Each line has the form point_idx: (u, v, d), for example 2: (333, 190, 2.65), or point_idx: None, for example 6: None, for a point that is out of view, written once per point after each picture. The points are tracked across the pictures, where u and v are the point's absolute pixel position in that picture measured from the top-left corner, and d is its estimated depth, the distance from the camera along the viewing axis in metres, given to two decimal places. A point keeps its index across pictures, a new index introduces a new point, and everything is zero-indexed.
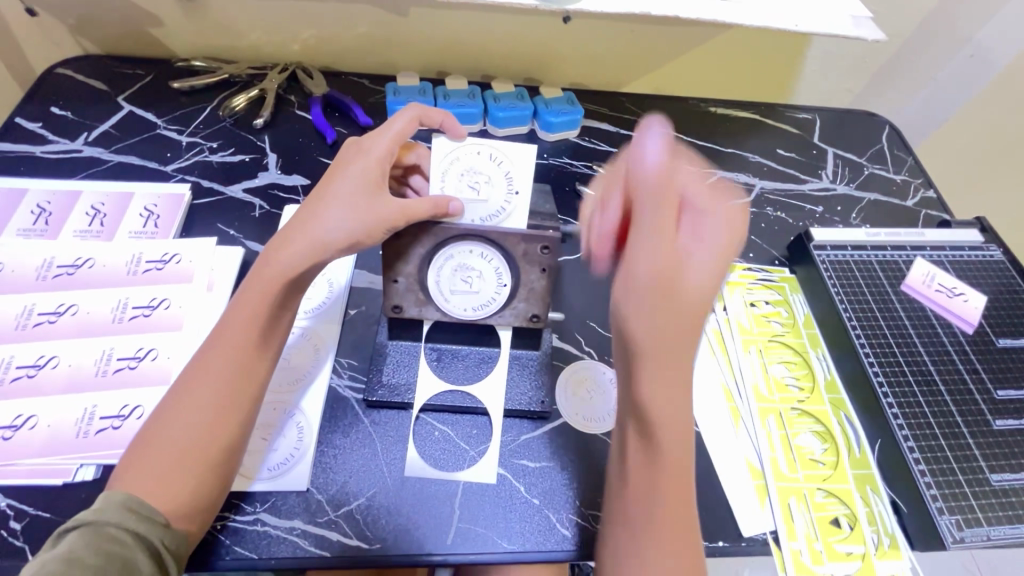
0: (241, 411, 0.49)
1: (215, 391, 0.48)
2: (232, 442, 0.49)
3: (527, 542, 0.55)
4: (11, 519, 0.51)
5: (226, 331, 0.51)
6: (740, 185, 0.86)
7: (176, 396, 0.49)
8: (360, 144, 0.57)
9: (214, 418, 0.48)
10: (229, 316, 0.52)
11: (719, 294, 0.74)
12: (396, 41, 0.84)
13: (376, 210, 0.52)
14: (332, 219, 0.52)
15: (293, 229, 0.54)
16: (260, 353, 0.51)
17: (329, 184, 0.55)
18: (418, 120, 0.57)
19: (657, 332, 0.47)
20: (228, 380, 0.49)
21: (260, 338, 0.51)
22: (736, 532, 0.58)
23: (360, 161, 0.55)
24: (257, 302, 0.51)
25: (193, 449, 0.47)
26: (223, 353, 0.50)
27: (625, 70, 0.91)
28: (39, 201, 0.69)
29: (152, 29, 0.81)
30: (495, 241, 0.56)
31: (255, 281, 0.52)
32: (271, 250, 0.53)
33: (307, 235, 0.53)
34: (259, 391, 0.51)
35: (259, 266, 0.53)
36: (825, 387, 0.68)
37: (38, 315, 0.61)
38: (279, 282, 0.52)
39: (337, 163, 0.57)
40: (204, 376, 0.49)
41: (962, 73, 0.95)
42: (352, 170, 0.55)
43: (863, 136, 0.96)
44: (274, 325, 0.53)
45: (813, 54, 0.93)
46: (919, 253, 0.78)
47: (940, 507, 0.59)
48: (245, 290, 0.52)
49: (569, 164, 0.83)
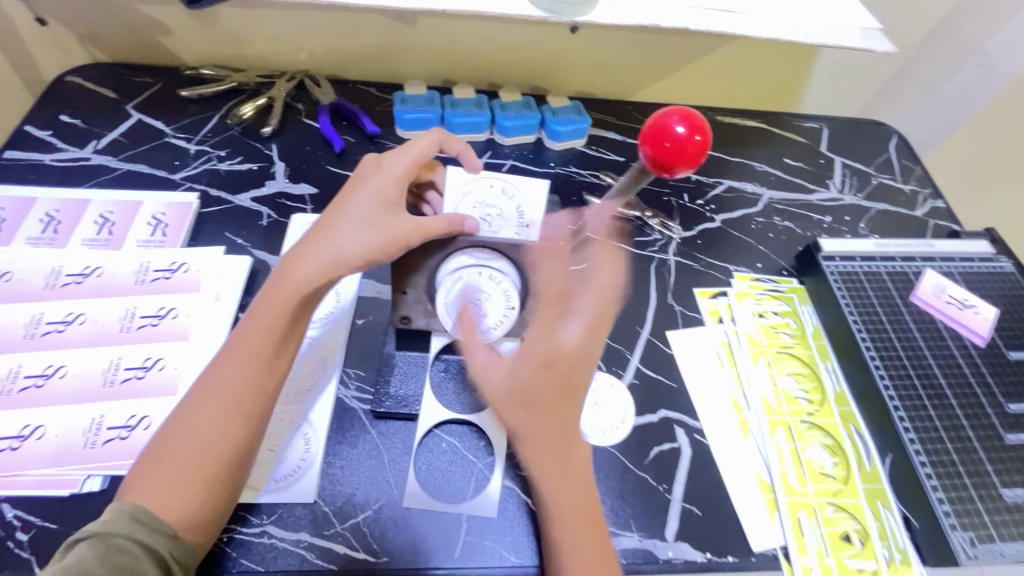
0: (252, 425, 0.49)
1: (225, 404, 0.48)
2: (242, 456, 0.48)
3: (535, 555, 0.54)
4: (18, 530, 0.51)
5: (239, 344, 0.51)
6: (748, 195, 0.86)
7: (188, 407, 0.48)
8: (379, 161, 0.57)
9: (223, 431, 0.47)
10: (242, 329, 0.52)
11: (727, 305, 0.74)
12: (404, 50, 0.84)
13: (394, 229, 0.53)
14: (349, 235, 0.52)
15: (308, 243, 0.54)
16: (273, 367, 0.51)
17: (347, 199, 0.55)
18: (438, 143, 0.59)
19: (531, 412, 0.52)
20: (238, 393, 0.49)
21: (272, 351, 0.51)
22: (746, 547, 0.58)
23: (379, 179, 0.55)
24: (271, 316, 0.51)
25: (202, 463, 0.46)
26: (233, 367, 0.50)
27: (632, 79, 0.91)
28: (48, 209, 0.69)
29: (162, 37, 0.82)
30: (504, 252, 0.59)
31: (271, 294, 0.52)
32: (286, 263, 0.53)
33: (321, 250, 0.53)
34: (271, 405, 0.51)
35: (275, 279, 0.53)
36: (835, 399, 0.68)
37: (46, 323, 0.61)
38: (292, 297, 0.52)
39: (353, 178, 0.57)
40: (214, 389, 0.49)
41: (971, 83, 0.94)
42: (371, 187, 0.55)
43: (871, 145, 0.96)
44: (288, 339, 0.52)
45: (821, 63, 0.93)
46: (929, 264, 0.77)
47: (952, 522, 0.59)
48: (259, 303, 0.52)
49: (577, 173, 0.83)
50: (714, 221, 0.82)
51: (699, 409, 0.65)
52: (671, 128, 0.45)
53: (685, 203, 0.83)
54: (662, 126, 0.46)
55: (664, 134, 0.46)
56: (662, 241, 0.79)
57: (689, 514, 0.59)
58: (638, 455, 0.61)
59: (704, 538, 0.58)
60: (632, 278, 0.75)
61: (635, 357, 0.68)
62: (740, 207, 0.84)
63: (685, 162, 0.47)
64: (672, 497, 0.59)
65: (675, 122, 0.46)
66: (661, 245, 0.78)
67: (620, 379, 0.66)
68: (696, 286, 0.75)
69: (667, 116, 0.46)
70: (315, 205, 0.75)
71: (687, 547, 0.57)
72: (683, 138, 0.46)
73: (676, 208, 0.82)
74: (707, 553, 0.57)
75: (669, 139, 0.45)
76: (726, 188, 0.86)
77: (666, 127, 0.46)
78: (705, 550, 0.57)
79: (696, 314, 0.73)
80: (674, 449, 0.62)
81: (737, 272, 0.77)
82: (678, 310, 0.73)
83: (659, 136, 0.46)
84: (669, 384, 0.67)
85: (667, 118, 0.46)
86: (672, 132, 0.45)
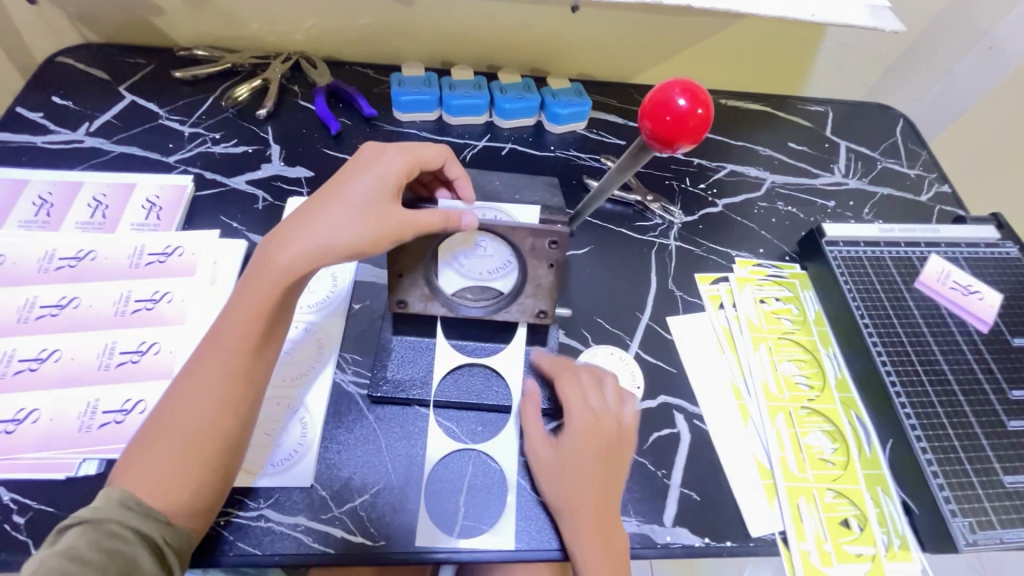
0: (242, 415, 0.49)
1: (215, 394, 0.47)
2: (233, 444, 0.48)
3: (533, 540, 0.54)
4: (15, 513, 0.51)
5: (225, 330, 0.50)
6: (750, 179, 0.84)
7: (177, 395, 0.48)
8: (380, 153, 0.56)
9: (214, 421, 0.47)
10: (228, 315, 0.50)
11: (728, 290, 0.73)
12: (400, 32, 0.83)
13: (386, 220, 0.51)
14: (338, 222, 0.51)
15: (293, 225, 0.52)
16: (261, 354, 0.51)
17: (342, 185, 0.53)
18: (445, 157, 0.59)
19: (568, 489, 0.53)
20: (228, 382, 0.48)
21: (260, 337, 0.50)
22: (744, 532, 0.57)
23: (379, 169, 0.53)
24: (257, 303, 0.50)
25: (192, 451, 0.46)
26: (223, 354, 0.49)
27: (634, 60, 0.90)
28: (40, 192, 0.69)
29: (154, 18, 0.80)
30: (502, 234, 0.56)
31: (257, 279, 0.50)
32: (272, 245, 0.51)
33: (308, 234, 0.51)
34: (259, 393, 0.50)
35: (259, 262, 0.51)
36: (836, 385, 0.67)
37: (40, 307, 0.60)
38: (277, 286, 0.50)
39: (348, 166, 0.55)
40: (204, 377, 0.48)
41: (979, 66, 0.93)
42: (369, 176, 0.53)
43: (877, 129, 0.94)
44: (274, 326, 0.52)
45: (827, 45, 0.91)
46: (933, 250, 0.76)
47: (953, 509, 0.58)
48: (244, 288, 0.51)
49: (577, 156, 0.82)
50: (716, 205, 0.81)
51: (700, 395, 0.65)
52: (672, 101, 0.42)
53: (687, 187, 0.82)
54: (662, 99, 0.43)
55: (665, 107, 0.42)
56: (663, 226, 0.78)
57: (687, 500, 0.58)
58: (637, 440, 0.61)
59: (702, 523, 0.57)
60: (632, 263, 0.74)
61: (635, 342, 0.68)
62: (742, 192, 0.83)
63: (687, 137, 0.43)
64: (670, 482, 0.59)
65: (676, 94, 0.43)
66: (662, 230, 0.77)
67: (627, 353, 0.66)
68: (697, 271, 0.74)
69: (668, 88, 0.43)
70: (311, 188, 0.74)
71: (686, 532, 0.57)
72: (685, 111, 0.42)
73: (678, 192, 0.81)
74: (705, 538, 0.57)
75: (670, 111, 0.42)
76: (728, 172, 0.85)
77: (666, 99, 0.42)
78: (704, 535, 0.57)
79: (697, 299, 0.72)
80: (673, 435, 0.62)
81: (738, 257, 0.76)
82: (678, 295, 0.72)
83: (659, 109, 0.42)
84: (668, 369, 0.66)
85: (668, 90, 0.43)
86: (672, 105, 0.42)
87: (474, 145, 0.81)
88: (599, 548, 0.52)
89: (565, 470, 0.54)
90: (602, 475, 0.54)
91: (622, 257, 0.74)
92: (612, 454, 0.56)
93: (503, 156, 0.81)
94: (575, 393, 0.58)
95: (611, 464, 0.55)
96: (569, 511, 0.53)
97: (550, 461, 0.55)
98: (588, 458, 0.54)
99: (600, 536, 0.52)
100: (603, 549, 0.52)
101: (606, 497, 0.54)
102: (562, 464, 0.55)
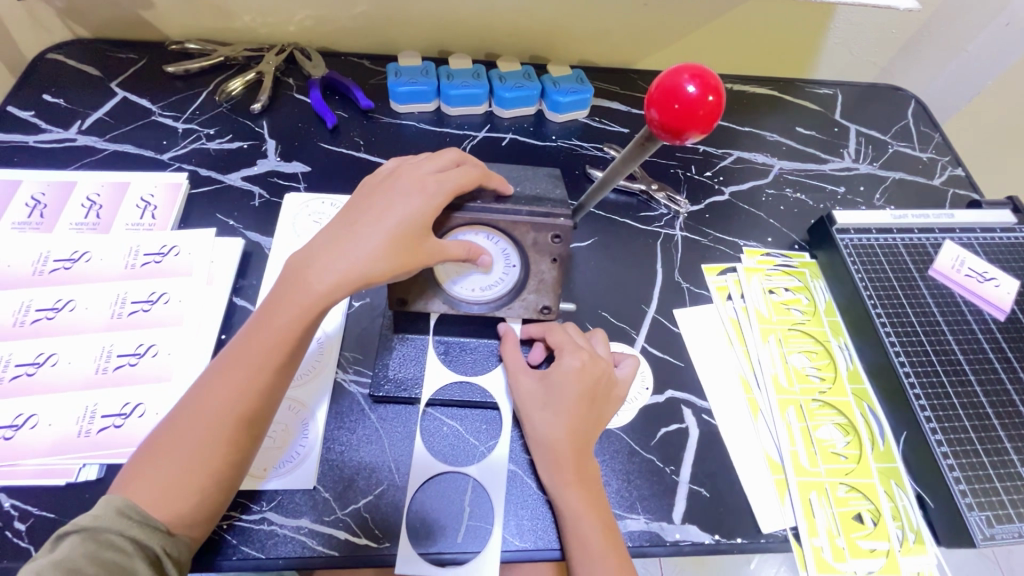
0: (252, 432, 0.47)
1: (227, 411, 0.46)
2: (238, 464, 0.46)
3: (540, 540, 0.53)
4: (16, 520, 0.50)
5: (250, 347, 0.48)
6: (758, 166, 0.82)
7: (191, 406, 0.46)
8: (422, 177, 0.52)
9: (225, 438, 0.45)
10: (252, 328, 0.49)
11: (736, 281, 0.71)
12: (395, 22, 0.81)
13: (419, 254, 0.50)
14: (373, 250, 0.48)
15: (330, 246, 0.49)
16: (282, 374, 0.49)
17: (383, 209, 0.50)
18: (481, 181, 0.54)
19: (553, 424, 0.53)
20: (240, 400, 0.46)
21: (285, 357, 0.48)
22: (755, 528, 0.56)
23: (420, 198, 0.50)
24: (287, 324, 0.48)
25: (195, 470, 0.44)
26: (240, 371, 0.47)
27: (638, 46, 0.88)
28: (34, 193, 0.67)
29: (144, 11, 0.78)
30: (503, 229, 0.55)
31: (287, 297, 0.48)
32: (307, 263, 0.49)
33: (346, 260, 0.48)
34: (269, 417, 0.49)
35: (293, 278, 0.49)
36: (848, 377, 0.66)
37: (36, 310, 0.59)
38: (305, 307, 0.48)
39: (387, 186, 0.52)
40: (215, 392, 0.46)
41: (995, 45, 0.90)
42: (406, 203, 0.50)
43: (888, 112, 0.92)
44: (299, 349, 0.49)
45: (837, 25, 0.88)
46: (948, 236, 0.74)
47: (969, 503, 0.57)
48: (273, 307, 0.48)
49: (579, 146, 0.80)
50: (723, 193, 0.79)
51: (708, 390, 0.63)
52: (680, 87, 0.40)
53: (693, 175, 0.80)
54: (670, 86, 0.41)
55: (673, 94, 0.40)
56: (669, 216, 0.76)
57: (696, 496, 0.57)
58: (644, 436, 0.60)
59: (712, 519, 0.56)
60: (637, 255, 0.72)
61: (641, 336, 0.66)
62: (749, 179, 0.81)
63: (697, 127, 0.41)
64: (679, 479, 0.58)
65: (685, 81, 0.40)
66: (668, 220, 0.76)
67: (632, 347, 0.65)
68: (704, 262, 0.73)
69: (676, 75, 0.41)
70: (308, 184, 0.73)
71: (695, 529, 0.56)
72: (694, 98, 0.40)
73: (683, 181, 0.79)
74: (715, 535, 0.56)
75: (679, 99, 0.40)
76: (735, 159, 0.82)
77: (675, 86, 0.40)
78: (714, 532, 0.56)
79: (704, 291, 0.70)
80: (682, 430, 0.61)
81: (747, 246, 0.75)
82: (685, 287, 0.71)
83: (668, 97, 0.40)
84: (676, 363, 0.65)
85: (677, 76, 0.41)
86: (681, 92, 0.40)
87: (474, 136, 0.79)
88: (583, 489, 0.52)
89: (545, 408, 0.54)
90: (586, 416, 0.54)
91: (626, 248, 0.73)
92: (595, 398, 0.55)
93: (504, 147, 0.79)
94: (558, 335, 0.58)
95: (594, 409, 0.55)
96: (551, 447, 0.53)
97: (532, 395, 0.56)
98: (573, 397, 0.54)
99: (577, 482, 0.52)
100: (586, 492, 0.51)
101: (585, 442, 0.53)
102: (543, 398, 0.55)
